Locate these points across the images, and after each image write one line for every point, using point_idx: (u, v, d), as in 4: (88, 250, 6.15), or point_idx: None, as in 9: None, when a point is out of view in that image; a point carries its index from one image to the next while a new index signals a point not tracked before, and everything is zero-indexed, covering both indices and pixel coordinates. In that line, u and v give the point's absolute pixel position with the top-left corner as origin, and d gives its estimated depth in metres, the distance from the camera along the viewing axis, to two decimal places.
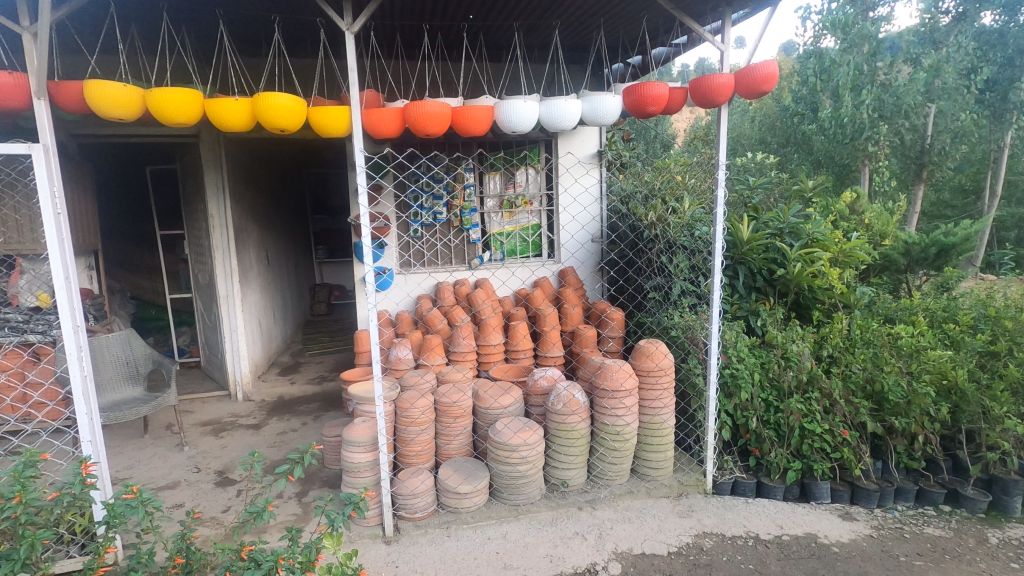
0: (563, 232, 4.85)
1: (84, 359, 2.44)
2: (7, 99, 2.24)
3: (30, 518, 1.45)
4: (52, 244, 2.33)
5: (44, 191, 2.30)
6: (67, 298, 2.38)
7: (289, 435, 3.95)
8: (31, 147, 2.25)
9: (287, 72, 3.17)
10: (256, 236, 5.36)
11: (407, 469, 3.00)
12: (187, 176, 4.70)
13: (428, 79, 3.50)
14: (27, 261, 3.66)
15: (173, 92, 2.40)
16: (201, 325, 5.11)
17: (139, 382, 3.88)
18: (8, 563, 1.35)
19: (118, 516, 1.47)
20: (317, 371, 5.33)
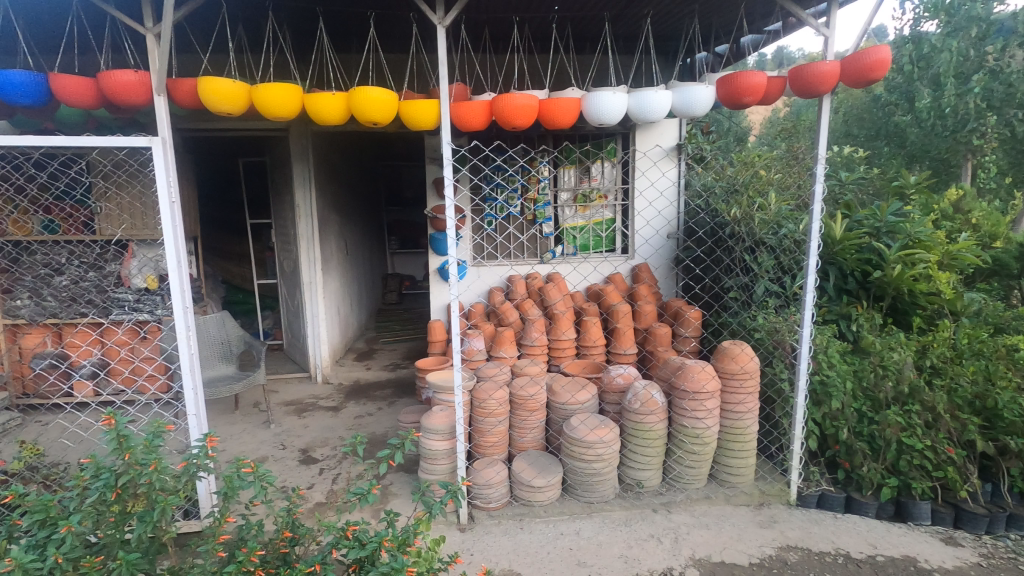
0: (637, 227, 4.74)
1: (191, 337, 2.62)
2: (132, 96, 2.44)
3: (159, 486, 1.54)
4: (167, 229, 2.51)
5: (161, 180, 2.48)
6: (178, 280, 2.56)
7: (366, 418, 4.09)
8: (151, 139, 2.42)
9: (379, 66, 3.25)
10: (337, 226, 5.57)
11: (482, 459, 3.04)
12: (276, 168, 4.95)
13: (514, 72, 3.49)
14: (139, 245, 3.94)
15: (276, 86, 2.51)
16: (285, 310, 5.37)
17: (232, 361, 4.13)
18: (143, 524, 1.43)
19: (236, 487, 1.55)
20: (391, 358, 5.51)
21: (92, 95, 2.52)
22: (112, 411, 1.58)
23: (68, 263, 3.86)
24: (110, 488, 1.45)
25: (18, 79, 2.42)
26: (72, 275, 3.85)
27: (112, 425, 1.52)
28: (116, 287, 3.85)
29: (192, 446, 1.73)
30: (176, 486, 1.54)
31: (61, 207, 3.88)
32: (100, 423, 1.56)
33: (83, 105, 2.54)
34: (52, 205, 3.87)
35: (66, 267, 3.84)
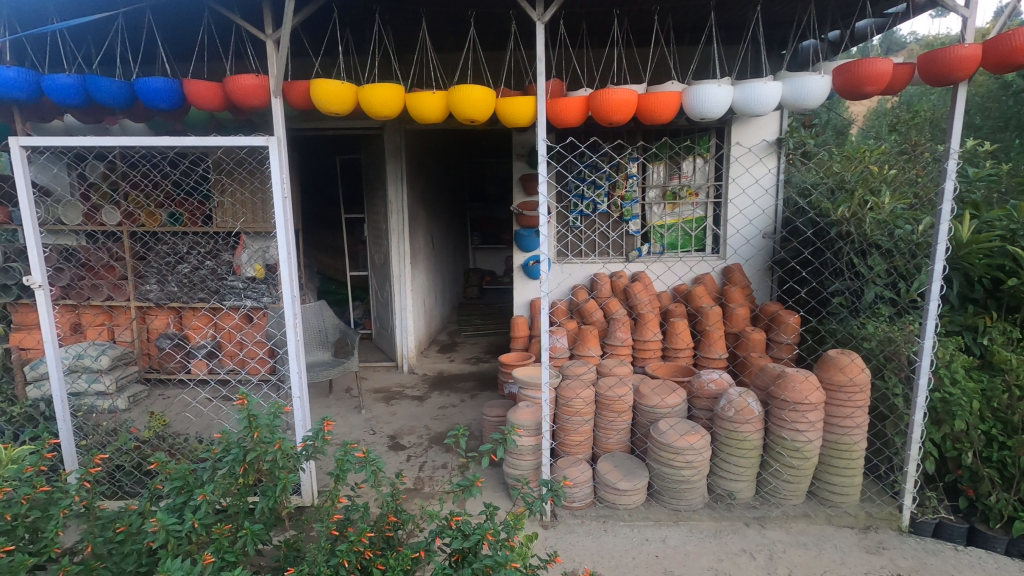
0: (729, 226, 4.52)
1: (297, 325, 2.78)
2: (252, 98, 2.63)
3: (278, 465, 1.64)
4: (279, 223, 2.67)
5: (275, 177, 2.64)
6: (288, 270, 2.73)
7: (449, 409, 4.19)
8: (268, 139, 2.59)
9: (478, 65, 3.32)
10: (425, 221, 5.74)
11: (566, 457, 3.03)
12: (371, 166, 5.17)
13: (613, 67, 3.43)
14: (249, 237, 4.26)
15: (381, 86, 2.61)
16: (375, 301, 5.61)
17: (327, 348, 4.36)
18: (267, 498, 1.54)
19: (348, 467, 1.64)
20: (473, 351, 5.61)
21: (217, 98, 2.74)
22: (242, 391, 1.72)
23: (189, 252, 4.26)
24: (239, 462, 1.57)
25: (157, 85, 2.67)
26: (193, 262, 4.24)
27: (243, 405, 1.66)
28: (228, 275, 4.24)
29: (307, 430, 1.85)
30: (296, 465, 1.65)
31: (185, 201, 4.26)
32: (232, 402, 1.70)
33: (210, 107, 2.77)
34: (177, 199, 4.25)
35: (188, 256, 4.23)
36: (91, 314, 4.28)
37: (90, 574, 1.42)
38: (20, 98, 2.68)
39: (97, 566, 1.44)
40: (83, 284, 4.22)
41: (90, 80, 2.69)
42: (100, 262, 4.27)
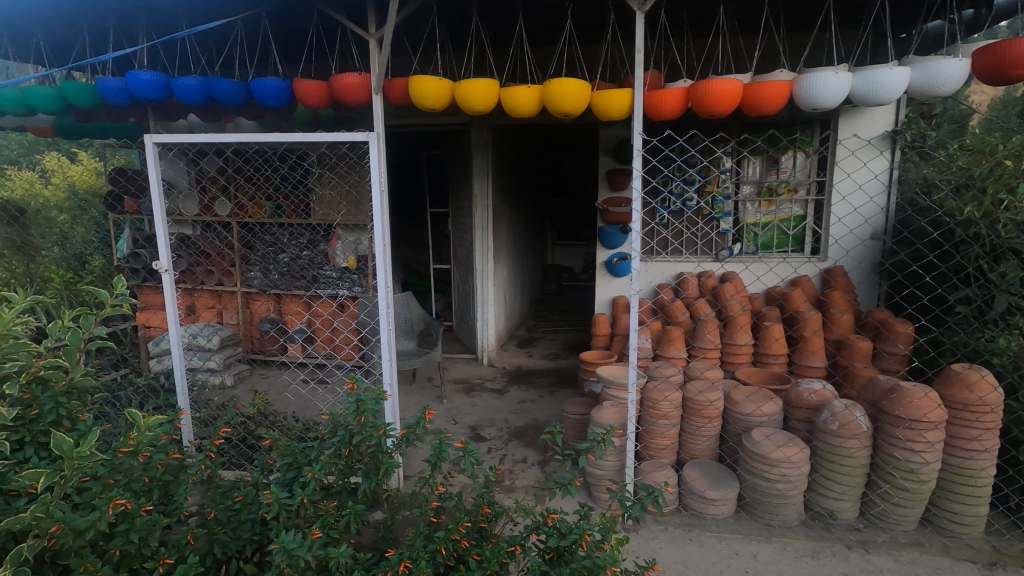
0: (832, 225, 4.20)
1: (389, 314, 2.86)
2: (354, 95, 2.74)
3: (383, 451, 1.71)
4: (376, 215, 2.77)
5: (373, 171, 2.74)
6: (382, 262, 2.82)
7: (528, 404, 4.20)
8: (368, 135, 2.69)
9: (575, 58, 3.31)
10: (507, 216, 5.78)
11: (650, 460, 2.94)
12: (457, 161, 5.26)
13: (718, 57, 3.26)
14: (342, 229, 4.45)
15: (476, 81, 2.63)
16: (456, 294, 5.72)
17: (412, 338, 4.49)
18: (370, 480, 1.61)
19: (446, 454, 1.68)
20: (551, 347, 5.59)
21: (323, 96, 2.88)
22: (350, 378, 1.81)
23: (290, 242, 4.52)
24: (344, 444, 1.65)
25: (271, 84, 2.84)
26: (292, 252, 4.52)
27: (355, 390, 1.74)
28: (324, 264, 4.45)
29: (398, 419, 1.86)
30: (397, 451, 1.70)
31: (289, 195, 4.53)
32: (344, 387, 1.80)
33: (315, 105, 2.92)
34: (282, 192, 4.52)
35: (286, 246, 4.51)
36: (204, 298, 4.68)
37: (212, 538, 1.53)
38: (153, 99, 2.94)
39: (217, 532, 1.55)
40: (198, 268, 4.62)
41: (213, 81, 2.90)
42: (214, 249, 4.63)
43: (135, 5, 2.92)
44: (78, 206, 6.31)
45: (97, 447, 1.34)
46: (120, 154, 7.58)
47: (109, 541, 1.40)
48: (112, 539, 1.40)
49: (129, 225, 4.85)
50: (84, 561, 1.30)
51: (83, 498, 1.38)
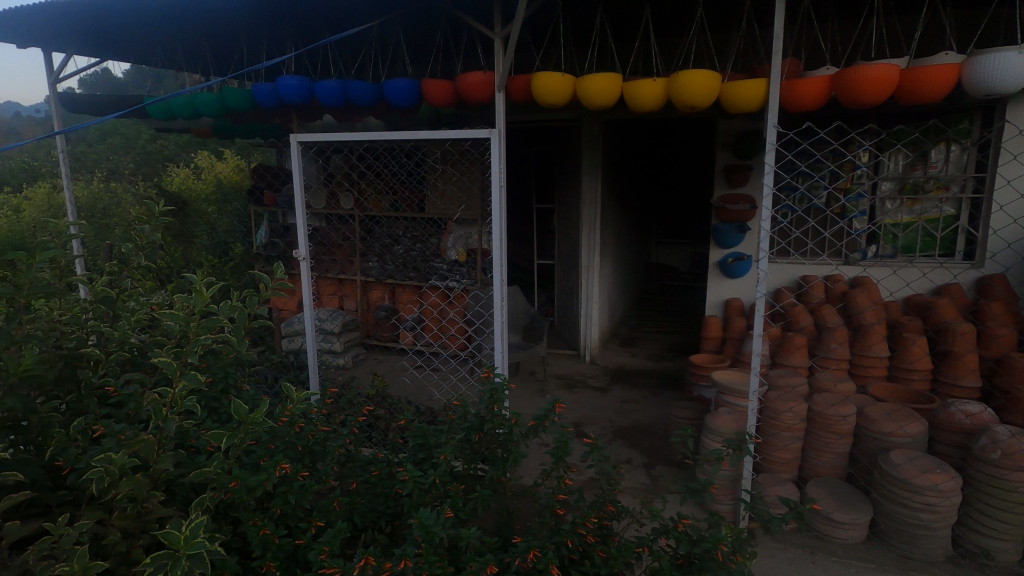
0: (992, 227, 3.70)
1: (503, 307, 2.92)
2: (479, 94, 2.82)
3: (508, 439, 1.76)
4: (495, 210, 2.83)
5: (494, 167, 2.80)
6: (499, 255, 2.89)
7: (632, 405, 4.10)
8: (490, 131, 2.76)
9: (704, 48, 3.23)
10: (614, 212, 5.68)
11: (768, 474, 2.77)
12: (566, 156, 5.25)
13: (866, 40, 2.96)
14: (454, 223, 4.62)
15: (600, 75, 2.61)
16: (559, 290, 5.73)
17: (517, 331, 4.55)
18: (498, 467, 1.68)
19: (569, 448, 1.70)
20: (655, 348, 5.44)
21: (448, 95, 3.00)
22: (482, 368, 1.87)
23: (404, 235, 4.78)
24: (475, 430, 1.73)
25: (401, 85, 3.00)
26: (406, 245, 4.77)
27: (489, 379, 1.83)
28: (435, 257, 4.67)
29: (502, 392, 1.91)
30: (523, 441, 1.75)
31: (405, 190, 4.80)
32: (480, 375, 1.88)
33: (441, 103, 3.04)
34: (398, 188, 4.81)
35: (402, 239, 4.77)
36: (325, 285, 5.03)
37: (352, 507, 1.67)
38: (298, 101, 3.20)
39: (357, 501, 1.68)
40: (325, 257, 4.98)
41: (350, 83, 3.11)
42: (337, 240, 4.96)
43: (287, 17, 3.22)
44: (223, 198, 7.06)
45: (266, 415, 1.51)
46: (257, 152, 8.39)
47: (271, 500, 1.56)
48: (273, 499, 1.57)
49: (266, 217, 5.36)
50: (253, 516, 1.48)
51: (251, 459, 1.58)
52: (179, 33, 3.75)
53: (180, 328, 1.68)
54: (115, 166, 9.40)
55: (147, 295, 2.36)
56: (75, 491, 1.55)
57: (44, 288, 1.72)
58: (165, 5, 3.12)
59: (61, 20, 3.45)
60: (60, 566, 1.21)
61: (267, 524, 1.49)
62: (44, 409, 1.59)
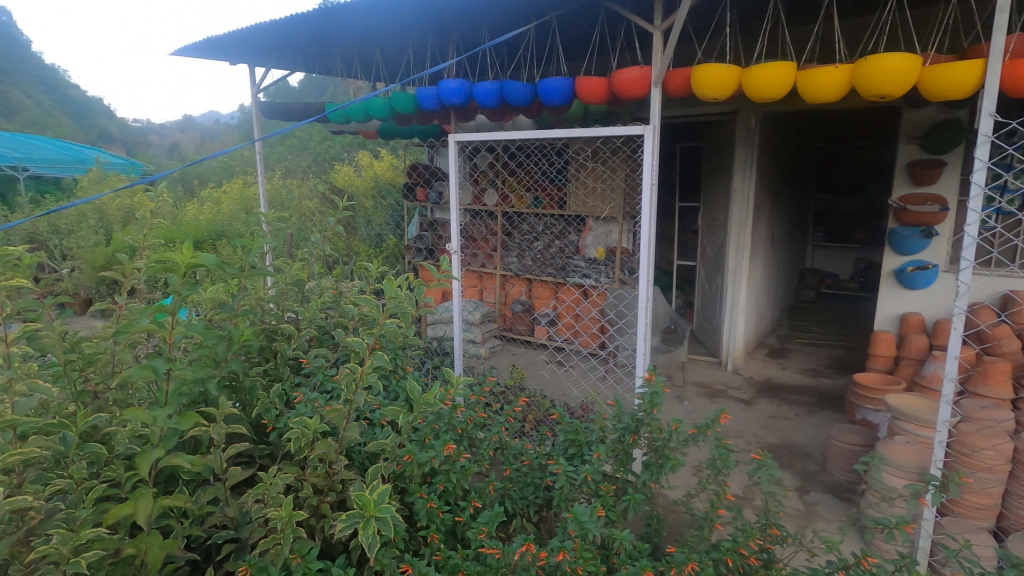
0: None
1: (649, 308, 2.83)
2: (635, 90, 2.76)
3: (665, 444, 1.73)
4: (645, 208, 2.75)
5: (647, 165, 2.71)
6: (647, 254, 2.80)
7: (782, 422, 3.77)
8: (645, 127, 2.67)
9: (899, 27, 2.86)
10: (769, 211, 5.24)
11: (957, 518, 2.39)
12: (716, 152, 4.97)
13: None
14: (594, 221, 4.63)
15: (771, 65, 2.43)
16: (701, 294, 5.44)
17: (656, 334, 4.39)
18: (653, 471, 1.71)
19: (729, 463, 1.67)
20: (810, 362, 4.95)
21: (602, 92, 2.99)
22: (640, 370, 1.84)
23: (545, 232, 4.88)
24: (629, 432, 1.76)
25: (556, 84, 3.04)
26: (546, 240, 4.87)
27: (649, 382, 1.82)
28: (574, 254, 4.71)
29: (648, 389, 1.88)
30: (681, 448, 1.74)
31: (548, 187, 4.85)
32: (638, 377, 1.87)
33: (594, 101, 3.05)
34: (541, 185, 4.88)
35: (542, 235, 4.88)
36: (469, 277, 5.24)
37: (506, 492, 1.75)
38: (457, 103, 3.39)
39: (509, 488, 1.77)
40: (466, 251, 5.17)
41: (506, 84, 3.21)
42: (479, 234, 5.14)
43: (452, 22, 3.40)
44: (379, 193, 7.69)
45: (435, 397, 1.70)
46: (409, 151, 9.03)
47: (435, 476, 1.70)
48: (436, 475, 1.70)
49: (417, 211, 5.76)
50: (421, 488, 1.63)
51: (418, 437, 1.73)
52: (356, 43, 4.13)
53: (371, 312, 1.87)
54: (293, 165, 10.70)
55: (326, 278, 2.64)
56: (273, 447, 1.80)
57: (256, 268, 2.00)
58: (349, 20, 3.48)
59: (262, 38, 3.93)
60: (271, 511, 1.42)
61: (432, 498, 1.63)
62: (253, 374, 1.85)
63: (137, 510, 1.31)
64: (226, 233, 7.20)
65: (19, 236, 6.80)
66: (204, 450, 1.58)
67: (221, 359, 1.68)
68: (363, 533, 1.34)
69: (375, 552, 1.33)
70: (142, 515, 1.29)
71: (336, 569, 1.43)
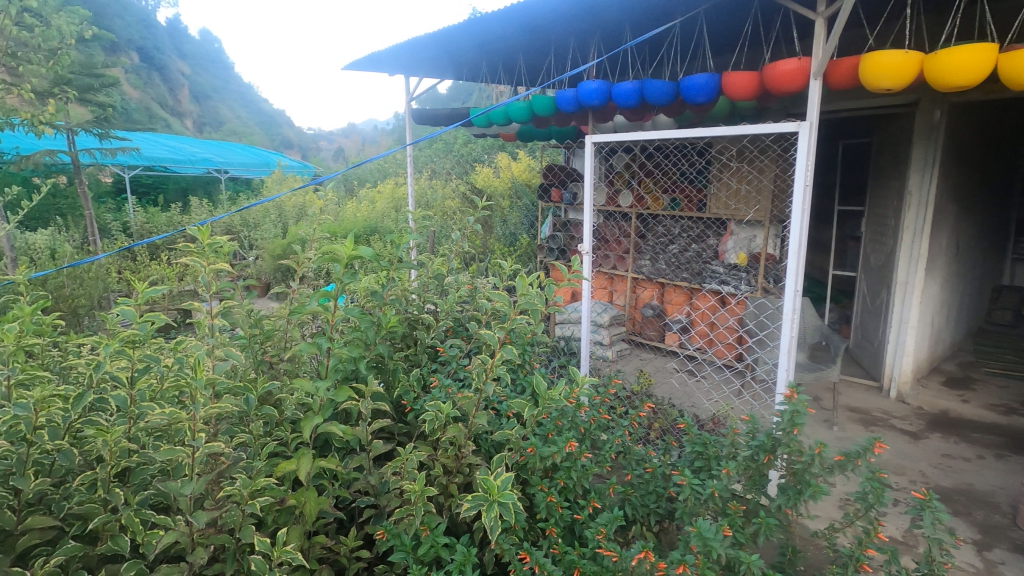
0: None
1: (795, 320, 2.60)
2: (792, 83, 2.54)
3: (806, 472, 1.59)
4: (796, 212, 2.51)
5: (800, 164, 2.48)
6: (795, 262, 2.56)
7: (959, 463, 3.24)
8: (800, 123, 2.45)
9: None
10: (954, 217, 4.50)
11: None
12: (889, 149, 4.38)
13: None
14: (736, 225, 4.39)
15: (964, 48, 2.11)
16: (861, 309, 4.83)
17: (804, 350, 3.99)
18: (791, 496, 1.58)
19: (884, 500, 1.49)
20: (1000, 397, 4.18)
21: (752, 87, 2.80)
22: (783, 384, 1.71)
23: (681, 234, 4.75)
24: (763, 450, 1.64)
25: (701, 81, 2.91)
26: (682, 244, 4.73)
27: (790, 400, 1.68)
28: (713, 259, 4.53)
29: (787, 405, 1.74)
30: (823, 476, 1.60)
31: (687, 188, 4.65)
32: (778, 393, 1.74)
33: (742, 97, 2.87)
34: (679, 186, 4.69)
35: (678, 238, 4.75)
36: (599, 279, 5.14)
37: (625, 497, 1.73)
38: (595, 104, 3.38)
39: (630, 494, 1.75)
40: (598, 252, 5.11)
41: (646, 83, 3.15)
42: (613, 236, 5.06)
43: (594, 22, 3.40)
44: (515, 194, 7.90)
45: (560, 394, 1.74)
46: (546, 152, 9.16)
47: (556, 472, 1.73)
48: (557, 471, 1.73)
49: (551, 211, 5.83)
50: (541, 482, 1.67)
51: (542, 432, 1.78)
52: (500, 49, 4.30)
53: (504, 308, 1.95)
54: (439, 167, 11.40)
55: (463, 274, 2.79)
56: (410, 426, 1.96)
57: (403, 262, 2.18)
58: (496, 27, 3.64)
59: (417, 49, 4.25)
60: (407, 484, 1.55)
61: (552, 493, 1.66)
62: (396, 358, 2.04)
63: (300, 467, 1.51)
64: (378, 229, 7.90)
65: (220, 228, 8.08)
66: (353, 422, 1.77)
67: (371, 342, 1.87)
68: (486, 516, 1.41)
69: (497, 535, 1.39)
70: (303, 472, 1.49)
71: (459, 547, 1.53)
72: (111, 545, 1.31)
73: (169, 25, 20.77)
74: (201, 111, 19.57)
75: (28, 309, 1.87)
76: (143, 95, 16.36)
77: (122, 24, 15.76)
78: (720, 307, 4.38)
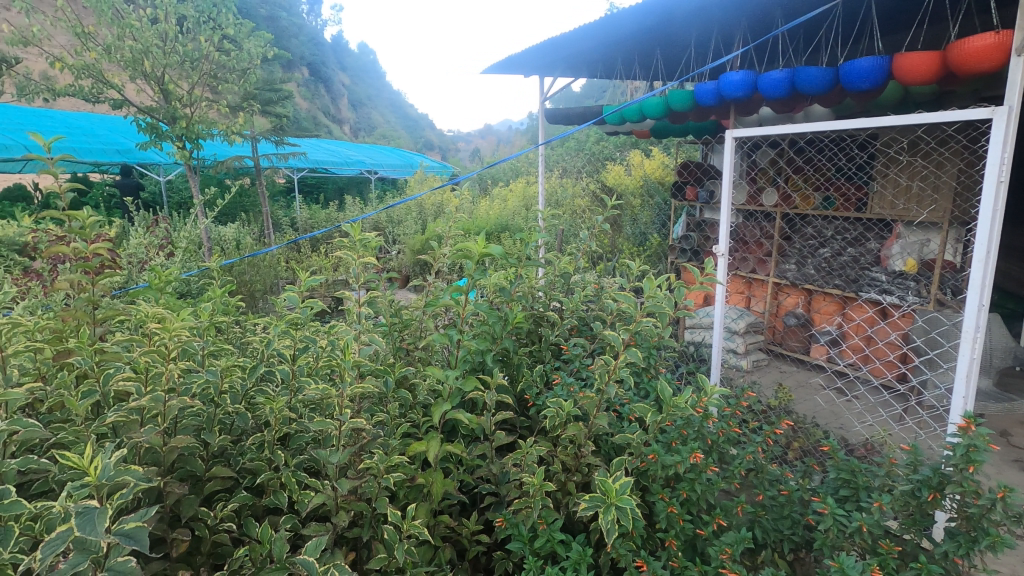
0: None
1: (977, 340, 2.21)
2: (988, 61, 2.16)
3: (983, 519, 1.36)
4: (985, 213, 2.13)
5: (993, 157, 2.10)
6: (981, 272, 2.17)
7: None
8: (995, 108, 2.07)
9: None
10: None
11: None
12: None
13: None
14: (904, 226, 3.87)
15: None
16: None
17: (989, 375, 3.39)
18: (961, 544, 1.37)
19: None
20: None
21: (931, 69, 2.44)
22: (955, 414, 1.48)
23: (834, 237, 4.35)
24: (928, 487, 1.44)
25: (866, 65, 2.60)
26: (835, 248, 4.29)
27: (965, 433, 1.44)
28: (873, 265, 4.03)
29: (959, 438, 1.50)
30: (1007, 526, 1.37)
31: (844, 186, 4.19)
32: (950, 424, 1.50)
33: (917, 81, 2.52)
34: (834, 183, 4.23)
35: (830, 241, 4.34)
36: (736, 284, 4.80)
37: (755, 518, 1.62)
38: (739, 96, 3.17)
39: (761, 516, 1.63)
40: (737, 255, 4.78)
41: (799, 71, 2.88)
42: (753, 238, 4.70)
43: (741, 8, 3.18)
44: (647, 192, 7.67)
45: (687, 402, 1.66)
46: (682, 149, 8.77)
47: (679, 484, 1.66)
48: (680, 483, 1.66)
49: (685, 210, 5.58)
50: (661, 491, 1.62)
51: (665, 440, 1.72)
52: (637, 44, 4.20)
53: (630, 309, 1.90)
54: (569, 166, 11.45)
55: (589, 273, 2.78)
56: (531, 421, 2.00)
57: (530, 260, 2.23)
58: (633, 21, 3.56)
59: (553, 49, 4.30)
60: (527, 476, 1.58)
61: (673, 504, 1.60)
62: (521, 353, 2.09)
63: (429, 449, 1.61)
64: (509, 227, 8.12)
65: (369, 224, 8.87)
66: (478, 411, 1.85)
67: (498, 336, 1.94)
68: (603, 517, 1.40)
69: (613, 539, 1.37)
70: (431, 454, 1.59)
71: (575, 545, 1.53)
72: (273, 498, 1.51)
73: (334, 42, 23.21)
74: (357, 117, 21.61)
75: (219, 292, 2.20)
76: (311, 105, 18.47)
77: (297, 43, 17.93)
78: (880, 319, 3.88)
